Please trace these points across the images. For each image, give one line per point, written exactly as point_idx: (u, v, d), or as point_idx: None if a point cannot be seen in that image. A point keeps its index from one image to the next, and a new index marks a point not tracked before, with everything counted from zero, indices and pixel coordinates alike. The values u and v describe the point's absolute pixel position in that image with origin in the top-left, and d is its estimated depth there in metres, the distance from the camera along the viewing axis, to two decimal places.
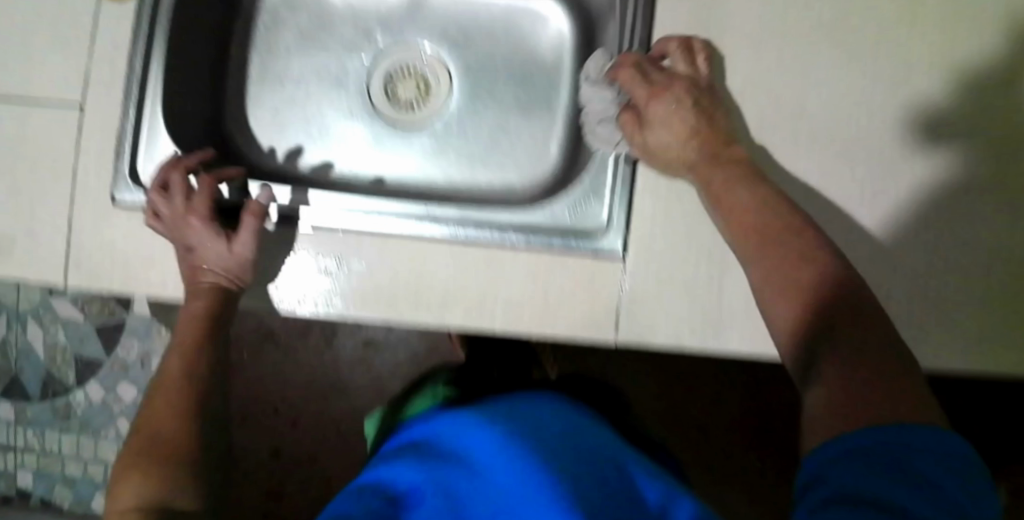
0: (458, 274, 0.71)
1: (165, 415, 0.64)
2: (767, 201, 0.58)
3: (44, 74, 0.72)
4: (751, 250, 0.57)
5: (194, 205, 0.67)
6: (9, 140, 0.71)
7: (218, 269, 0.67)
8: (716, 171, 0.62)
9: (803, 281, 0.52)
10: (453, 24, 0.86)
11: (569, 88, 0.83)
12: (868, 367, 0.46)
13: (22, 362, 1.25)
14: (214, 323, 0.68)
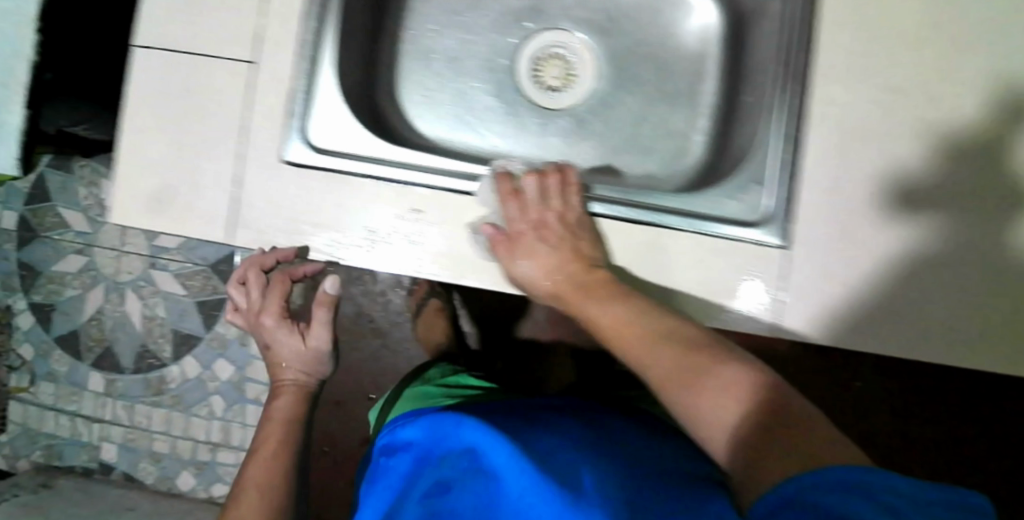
0: (620, 254, 0.71)
1: (260, 467, 0.77)
2: (634, 316, 0.61)
3: (217, 32, 0.72)
4: (608, 314, 0.62)
5: (268, 305, 0.80)
6: (183, 98, 0.73)
7: (299, 373, 0.83)
8: (589, 294, 0.65)
9: (644, 343, 0.58)
10: (602, 9, 0.84)
11: (722, 73, 0.81)
12: (795, 429, 0.49)
13: (117, 334, 1.25)
14: (298, 420, 0.82)
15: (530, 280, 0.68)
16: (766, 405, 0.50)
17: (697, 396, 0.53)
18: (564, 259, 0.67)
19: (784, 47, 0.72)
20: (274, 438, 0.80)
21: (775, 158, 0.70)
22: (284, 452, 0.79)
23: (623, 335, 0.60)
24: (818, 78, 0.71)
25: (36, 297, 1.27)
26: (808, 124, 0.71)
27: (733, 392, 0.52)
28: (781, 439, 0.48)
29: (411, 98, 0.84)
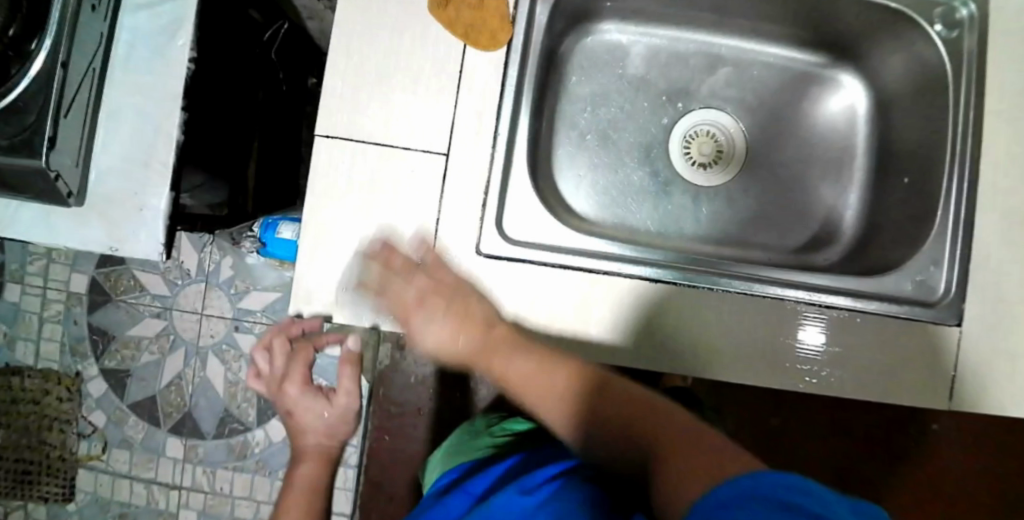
0: (806, 338, 0.72)
1: (314, 471, 0.81)
2: (543, 367, 0.59)
3: (405, 124, 0.72)
4: (450, 328, 0.64)
5: (291, 374, 0.79)
6: (369, 188, 0.72)
7: (320, 432, 0.81)
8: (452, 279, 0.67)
9: (524, 367, 0.60)
10: (751, 87, 0.85)
11: (869, 153, 0.84)
12: (647, 436, 0.52)
13: (198, 398, 1.21)
14: (323, 488, 0.81)
15: (455, 339, 0.65)
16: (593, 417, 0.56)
17: (561, 408, 0.57)
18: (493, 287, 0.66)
19: (956, 133, 0.74)
20: (314, 484, 0.80)
21: (945, 239, 0.73)
22: (314, 508, 0.79)
23: (523, 390, 0.60)
24: (983, 164, 0.74)
25: (108, 363, 1.23)
26: (976, 210, 0.74)
27: (563, 406, 0.57)
28: (634, 430, 0.53)
29: (564, 175, 0.83)
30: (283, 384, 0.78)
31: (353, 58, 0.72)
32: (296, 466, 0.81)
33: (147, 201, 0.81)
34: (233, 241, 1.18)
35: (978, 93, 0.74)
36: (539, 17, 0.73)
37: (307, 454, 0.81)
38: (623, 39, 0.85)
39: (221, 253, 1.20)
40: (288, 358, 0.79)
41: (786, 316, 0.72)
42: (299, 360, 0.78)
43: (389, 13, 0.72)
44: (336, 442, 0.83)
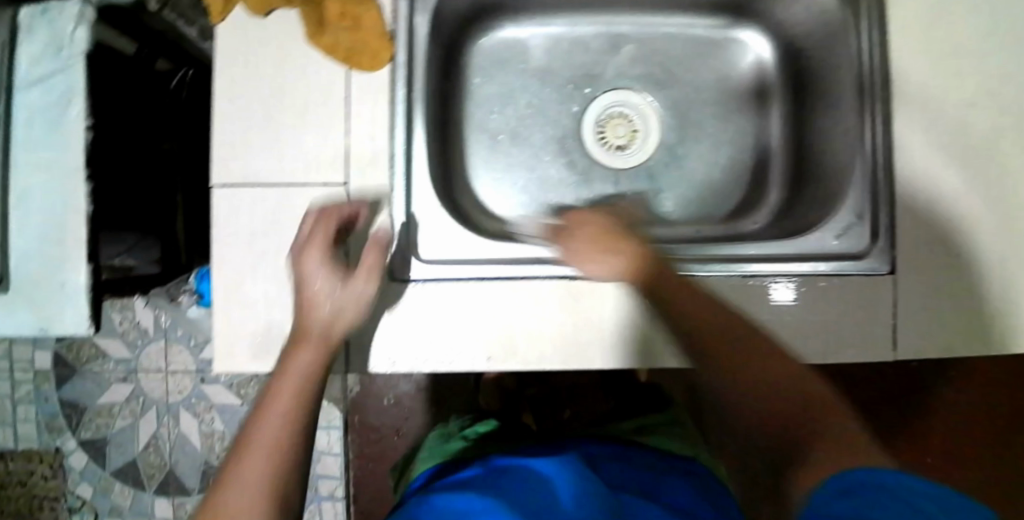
0: (736, 312, 0.69)
1: (308, 365, 0.53)
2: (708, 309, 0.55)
3: (300, 161, 0.71)
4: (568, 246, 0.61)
5: (313, 239, 0.59)
6: (277, 230, 0.71)
7: (317, 306, 0.56)
8: (618, 255, 0.59)
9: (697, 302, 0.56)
10: (658, 61, 0.82)
11: (784, 109, 0.81)
12: (813, 408, 0.48)
13: (177, 456, 1.21)
14: (317, 397, 0.52)
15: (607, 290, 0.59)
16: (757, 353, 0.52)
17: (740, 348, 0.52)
18: (625, 249, 0.59)
19: (864, 81, 0.71)
20: (307, 380, 0.52)
21: (868, 191, 0.71)
22: (297, 425, 0.49)
23: (596, 247, 0.59)
24: (897, 102, 0.70)
25: (85, 433, 1.22)
26: (895, 151, 0.70)
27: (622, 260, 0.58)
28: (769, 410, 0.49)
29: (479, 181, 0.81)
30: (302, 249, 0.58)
31: (235, 104, 0.71)
32: (306, 312, 0.56)
33: (67, 277, 0.81)
34: (170, 299, 1.17)
35: (881, 29, 0.70)
36: (419, 27, 0.71)
37: (309, 330, 0.55)
38: (516, 30, 0.82)
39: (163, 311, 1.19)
40: (333, 220, 0.61)
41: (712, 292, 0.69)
42: (311, 251, 0.58)
43: (262, 52, 0.70)
44: (335, 337, 0.55)
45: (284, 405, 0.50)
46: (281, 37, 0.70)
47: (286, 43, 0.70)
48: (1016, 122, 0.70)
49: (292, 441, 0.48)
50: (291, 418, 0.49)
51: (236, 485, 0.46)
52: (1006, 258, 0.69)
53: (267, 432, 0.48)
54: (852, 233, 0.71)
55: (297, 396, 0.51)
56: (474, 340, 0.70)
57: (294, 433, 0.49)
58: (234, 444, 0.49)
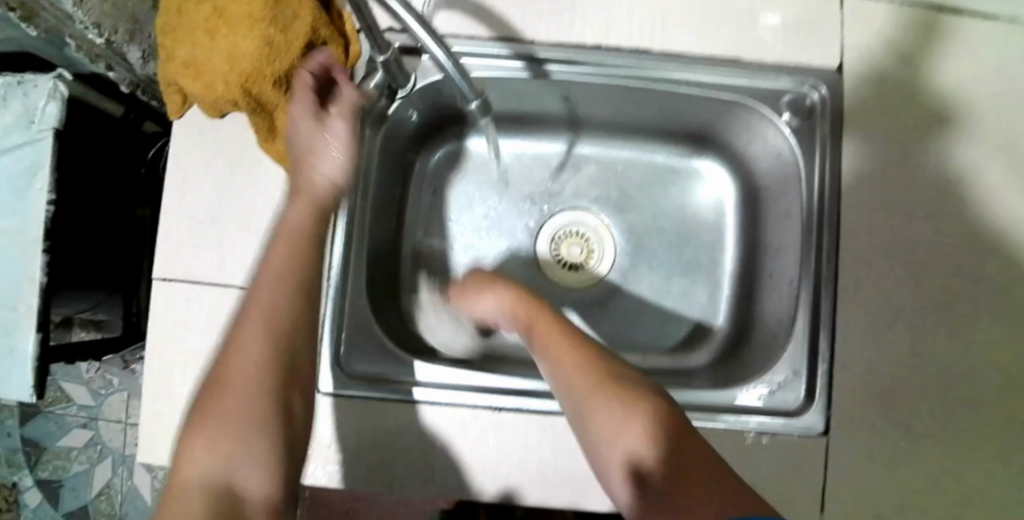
0: None
1: (272, 295, 0.52)
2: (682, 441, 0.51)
3: (240, 263, 0.71)
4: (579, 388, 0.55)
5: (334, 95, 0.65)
6: (209, 328, 0.71)
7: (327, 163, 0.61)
8: (609, 401, 0.53)
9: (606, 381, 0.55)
10: (617, 183, 0.83)
11: (738, 246, 0.80)
12: (711, 492, 0.49)
13: (126, 508, 1.21)
14: (312, 292, 0.54)
15: (574, 400, 0.55)
16: (665, 438, 0.52)
17: (596, 408, 0.54)
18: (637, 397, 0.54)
19: (812, 232, 0.70)
20: (277, 310, 0.51)
21: (807, 344, 0.69)
22: (266, 363, 0.49)
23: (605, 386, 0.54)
24: (844, 258, 0.69)
25: (42, 473, 1.23)
26: (836, 309, 0.69)
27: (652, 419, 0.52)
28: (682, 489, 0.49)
29: (420, 294, 0.80)
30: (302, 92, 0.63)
31: (184, 200, 0.72)
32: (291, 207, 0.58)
33: (16, 343, 0.81)
34: (123, 366, 1.19)
35: (833, 186, 0.70)
36: (369, 144, 0.72)
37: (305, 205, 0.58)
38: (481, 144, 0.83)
39: (114, 373, 1.22)
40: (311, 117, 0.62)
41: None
42: (297, 206, 0.58)
43: (217, 153, 0.72)
44: (299, 278, 0.53)
45: (251, 339, 0.50)
46: (237, 142, 0.72)
47: (241, 146, 0.72)
48: (967, 289, 0.69)
49: (266, 390, 0.49)
50: (259, 366, 0.49)
51: (212, 423, 0.47)
52: (949, 430, 0.68)
53: (251, 392, 0.48)
54: (786, 392, 0.69)
55: (282, 358, 0.50)
56: (386, 463, 0.67)
57: (274, 355, 0.50)
58: (206, 379, 0.50)
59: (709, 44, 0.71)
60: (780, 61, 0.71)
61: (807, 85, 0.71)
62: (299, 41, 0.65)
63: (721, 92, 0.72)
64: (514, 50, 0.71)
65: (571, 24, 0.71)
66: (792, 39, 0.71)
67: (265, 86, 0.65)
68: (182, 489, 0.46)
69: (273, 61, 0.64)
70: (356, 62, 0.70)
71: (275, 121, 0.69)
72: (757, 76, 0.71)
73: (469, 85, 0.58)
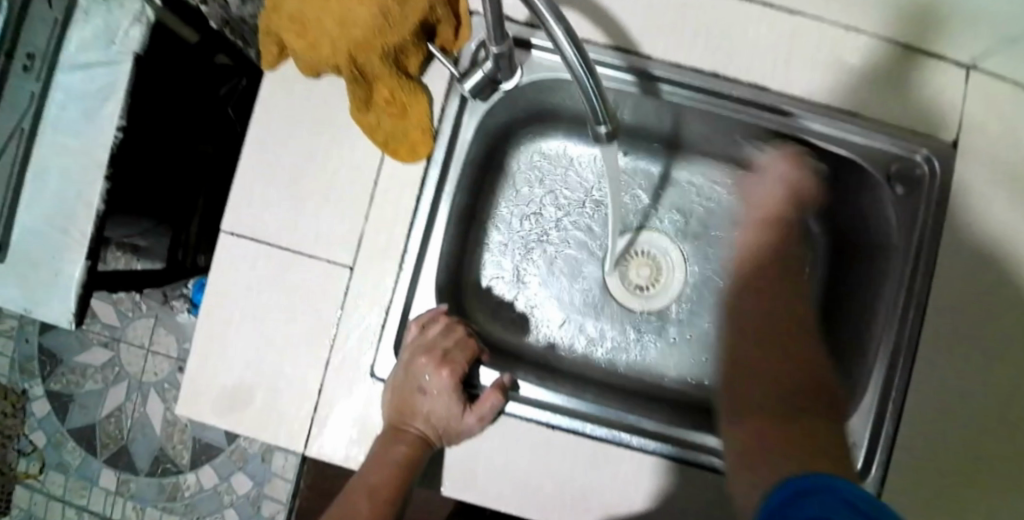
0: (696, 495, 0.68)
1: (386, 451, 0.64)
2: (796, 406, 0.56)
3: (312, 230, 0.69)
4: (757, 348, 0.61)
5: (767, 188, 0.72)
6: (268, 291, 0.69)
7: (431, 422, 0.66)
8: (766, 353, 0.61)
9: (791, 294, 0.64)
10: (699, 212, 0.82)
11: (814, 297, 0.78)
12: (807, 447, 0.52)
13: (135, 434, 1.21)
14: (416, 470, 0.64)
15: (743, 360, 0.61)
16: (794, 328, 0.62)
17: (746, 350, 0.62)
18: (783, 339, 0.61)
19: (897, 306, 0.68)
20: (382, 492, 0.62)
21: (873, 417, 0.67)
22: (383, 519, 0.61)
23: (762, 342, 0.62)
24: (924, 332, 0.68)
25: (54, 385, 1.23)
26: (908, 385, 0.67)
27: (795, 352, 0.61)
28: (782, 422, 0.55)
29: (480, 279, 0.80)
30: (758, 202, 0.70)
31: (263, 156, 0.69)
32: (389, 445, 0.64)
33: (62, 268, 0.79)
34: (162, 301, 1.19)
35: (931, 262, 0.68)
36: (464, 131, 0.69)
37: (384, 456, 0.64)
38: (590, 148, 0.81)
39: (143, 299, 1.21)
40: (441, 338, 0.67)
41: (676, 472, 0.68)
42: (383, 437, 0.65)
43: (306, 113, 0.69)
44: (400, 479, 0.63)
45: (377, 493, 0.62)
46: (327, 105, 0.69)
47: (331, 111, 0.69)
48: None
49: (378, 478, 0.62)
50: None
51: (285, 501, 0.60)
52: None
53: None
54: (847, 459, 0.67)
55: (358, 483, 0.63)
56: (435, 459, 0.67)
57: None
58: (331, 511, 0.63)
59: (827, 94, 0.69)
60: (894, 122, 0.69)
61: (921, 155, 0.68)
62: (415, 16, 0.62)
63: (831, 145, 0.69)
64: (628, 61, 0.68)
65: (691, 46, 0.69)
66: (909, 101, 0.70)
67: (372, 57, 0.62)
68: None
69: (386, 32, 0.61)
70: (464, 44, 0.68)
71: (372, 92, 0.66)
72: (869, 135, 0.69)
73: (600, 97, 0.50)
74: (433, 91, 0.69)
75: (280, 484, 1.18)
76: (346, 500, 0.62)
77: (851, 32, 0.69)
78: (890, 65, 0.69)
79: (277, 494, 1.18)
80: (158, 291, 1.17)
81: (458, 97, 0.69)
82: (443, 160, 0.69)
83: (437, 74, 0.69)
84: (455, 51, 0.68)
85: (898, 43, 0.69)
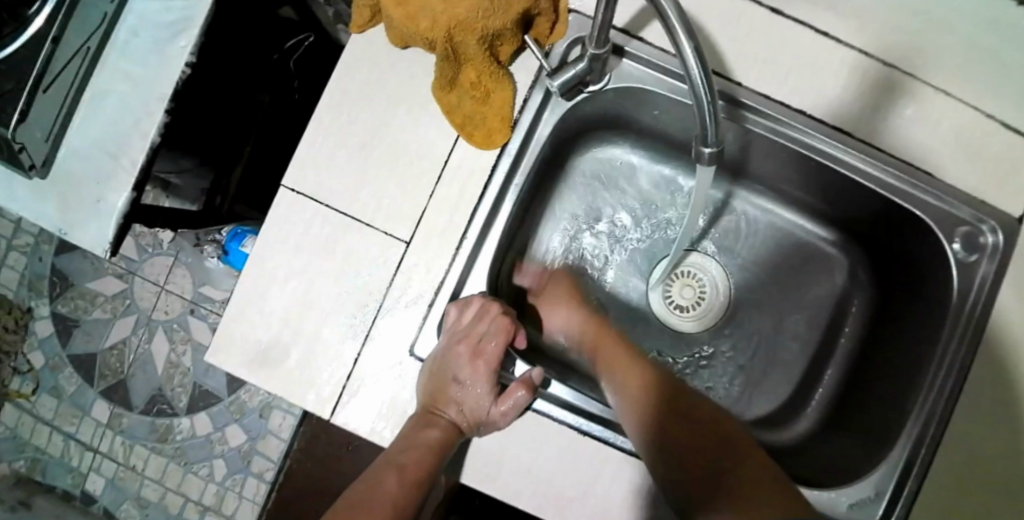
0: None
1: (415, 435, 0.65)
2: (691, 434, 0.62)
3: (375, 201, 0.68)
4: (614, 374, 0.68)
5: (483, 351, 0.68)
6: (322, 255, 0.68)
7: (463, 411, 0.67)
8: (602, 352, 0.71)
9: (631, 374, 0.67)
10: (747, 242, 0.83)
11: (852, 345, 0.80)
12: (705, 439, 0.61)
13: (135, 370, 1.20)
14: (446, 455, 0.66)
15: (614, 391, 0.67)
16: (665, 398, 0.64)
17: (614, 372, 0.68)
18: (649, 390, 0.64)
19: (942, 367, 0.68)
20: (409, 474, 0.64)
21: (898, 472, 0.68)
22: (409, 498, 0.64)
23: (612, 365, 0.69)
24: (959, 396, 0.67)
25: (61, 308, 1.21)
26: (937, 447, 0.67)
27: (637, 399, 0.64)
28: (695, 432, 0.62)
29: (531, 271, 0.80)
30: (477, 349, 0.67)
31: (338, 117, 0.68)
32: (421, 428, 0.65)
33: (106, 194, 0.78)
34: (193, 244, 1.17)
35: (981, 329, 0.68)
36: (542, 127, 0.69)
37: (414, 440, 0.65)
38: (651, 164, 0.82)
39: (165, 236, 1.19)
40: (477, 325, 0.66)
41: None
42: (415, 419, 0.67)
43: (388, 82, 0.68)
44: (427, 465, 0.64)
45: (403, 477, 0.64)
46: (410, 77, 0.68)
47: (412, 84, 0.69)
48: None
49: (404, 462, 0.64)
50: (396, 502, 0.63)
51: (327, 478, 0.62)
52: None
53: (377, 502, 0.63)
54: (865, 509, 0.67)
55: (386, 464, 0.65)
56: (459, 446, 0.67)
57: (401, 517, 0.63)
58: (360, 484, 0.65)
59: (903, 148, 0.69)
60: (971, 191, 0.70)
61: (988, 225, 0.69)
62: (520, 4, 0.61)
63: (904, 201, 0.69)
64: (717, 84, 0.68)
65: (779, 78, 0.69)
66: (985, 170, 0.70)
67: (469, 38, 0.61)
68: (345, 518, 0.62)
69: (488, 15, 0.60)
70: (556, 40, 0.68)
71: (458, 73, 0.65)
72: (941, 195, 0.69)
73: (714, 116, 0.52)
74: (517, 82, 0.69)
75: (274, 443, 1.17)
76: (373, 479, 0.64)
77: (939, 92, 0.69)
78: (973, 132, 0.69)
79: (269, 452, 1.17)
80: (191, 233, 1.17)
81: (542, 91, 0.68)
82: (518, 151, 0.69)
83: (524, 66, 0.69)
84: (546, 45, 0.68)
85: (984, 113, 0.69)
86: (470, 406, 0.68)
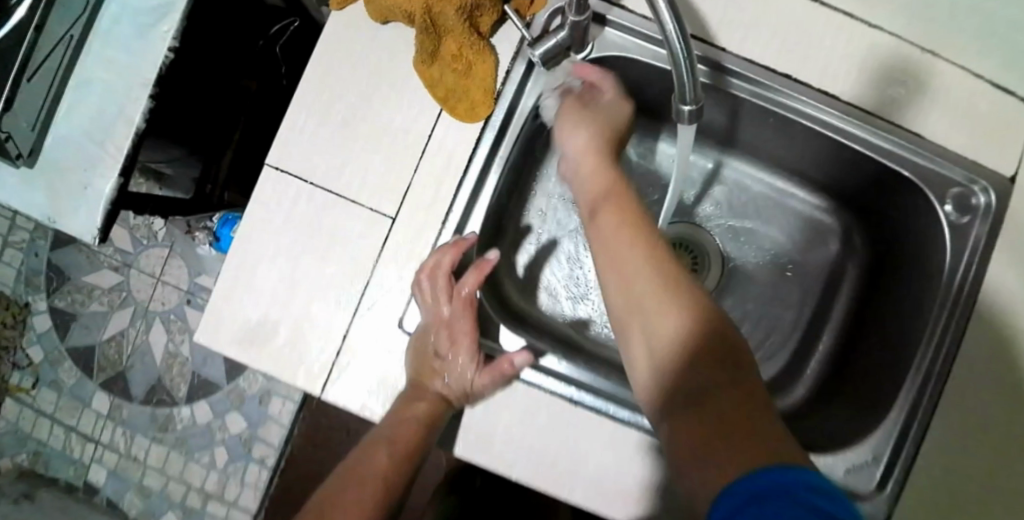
0: None
1: (405, 409, 0.65)
2: (713, 356, 0.46)
3: (361, 176, 0.68)
4: (640, 276, 0.49)
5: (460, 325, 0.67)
6: (308, 233, 0.68)
7: (450, 386, 0.66)
8: (634, 249, 0.51)
9: (660, 284, 0.48)
10: (738, 212, 0.83)
11: (845, 311, 0.79)
12: (739, 410, 0.43)
13: (134, 361, 1.20)
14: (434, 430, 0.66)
15: (610, 296, 0.51)
16: (704, 334, 0.46)
17: (637, 276, 0.49)
18: (683, 303, 0.47)
19: (936, 329, 0.67)
20: (398, 449, 0.65)
21: (894, 435, 0.68)
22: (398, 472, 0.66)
23: (632, 270, 0.50)
24: (953, 355, 0.67)
25: (58, 301, 1.22)
26: (933, 410, 0.67)
27: (676, 312, 0.47)
28: (723, 371, 0.45)
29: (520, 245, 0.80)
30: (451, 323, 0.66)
31: (321, 94, 0.68)
32: (409, 402, 0.65)
33: (95, 181, 0.78)
34: (185, 230, 1.18)
35: (974, 290, 0.67)
36: (525, 98, 0.69)
37: (402, 415, 0.65)
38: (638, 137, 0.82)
39: (160, 225, 1.19)
40: (444, 298, 0.65)
41: None
42: (406, 393, 0.66)
43: (369, 57, 0.68)
44: (415, 440, 0.65)
45: (391, 450, 0.65)
46: (391, 51, 0.68)
47: (394, 58, 0.68)
48: None
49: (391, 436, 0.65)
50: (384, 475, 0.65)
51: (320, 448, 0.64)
52: None
53: (366, 474, 0.65)
54: (862, 473, 0.67)
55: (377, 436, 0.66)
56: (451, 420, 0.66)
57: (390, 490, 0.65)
58: (354, 454, 0.67)
59: (892, 108, 0.69)
60: (963, 149, 0.69)
61: (979, 186, 0.68)
62: None
63: (894, 162, 0.69)
64: (703, 50, 0.67)
65: (764, 41, 0.68)
66: (974, 128, 0.69)
67: (448, 9, 0.61)
68: (335, 490, 0.64)
69: None
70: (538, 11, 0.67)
71: (440, 46, 0.65)
72: (930, 156, 0.68)
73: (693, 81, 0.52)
74: (500, 54, 0.68)
75: (274, 429, 1.17)
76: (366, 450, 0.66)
77: (926, 54, 0.69)
78: (962, 90, 0.69)
79: (268, 438, 1.18)
80: (181, 220, 1.18)
81: (525, 61, 0.68)
82: (503, 122, 0.68)
83: (506, 37, 0.69)
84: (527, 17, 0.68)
85: (972, 73, 0.69)
86: (455, 381, 0.66)
